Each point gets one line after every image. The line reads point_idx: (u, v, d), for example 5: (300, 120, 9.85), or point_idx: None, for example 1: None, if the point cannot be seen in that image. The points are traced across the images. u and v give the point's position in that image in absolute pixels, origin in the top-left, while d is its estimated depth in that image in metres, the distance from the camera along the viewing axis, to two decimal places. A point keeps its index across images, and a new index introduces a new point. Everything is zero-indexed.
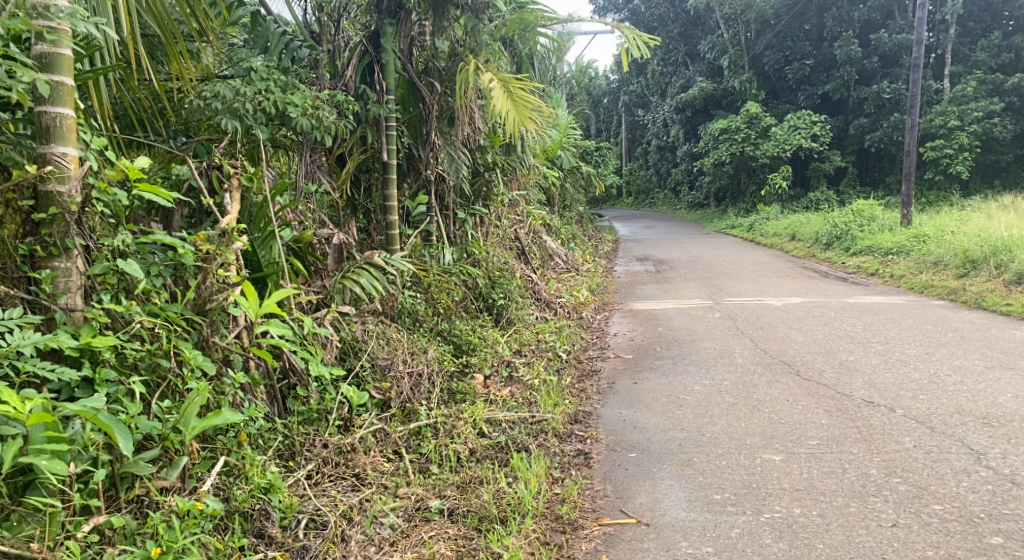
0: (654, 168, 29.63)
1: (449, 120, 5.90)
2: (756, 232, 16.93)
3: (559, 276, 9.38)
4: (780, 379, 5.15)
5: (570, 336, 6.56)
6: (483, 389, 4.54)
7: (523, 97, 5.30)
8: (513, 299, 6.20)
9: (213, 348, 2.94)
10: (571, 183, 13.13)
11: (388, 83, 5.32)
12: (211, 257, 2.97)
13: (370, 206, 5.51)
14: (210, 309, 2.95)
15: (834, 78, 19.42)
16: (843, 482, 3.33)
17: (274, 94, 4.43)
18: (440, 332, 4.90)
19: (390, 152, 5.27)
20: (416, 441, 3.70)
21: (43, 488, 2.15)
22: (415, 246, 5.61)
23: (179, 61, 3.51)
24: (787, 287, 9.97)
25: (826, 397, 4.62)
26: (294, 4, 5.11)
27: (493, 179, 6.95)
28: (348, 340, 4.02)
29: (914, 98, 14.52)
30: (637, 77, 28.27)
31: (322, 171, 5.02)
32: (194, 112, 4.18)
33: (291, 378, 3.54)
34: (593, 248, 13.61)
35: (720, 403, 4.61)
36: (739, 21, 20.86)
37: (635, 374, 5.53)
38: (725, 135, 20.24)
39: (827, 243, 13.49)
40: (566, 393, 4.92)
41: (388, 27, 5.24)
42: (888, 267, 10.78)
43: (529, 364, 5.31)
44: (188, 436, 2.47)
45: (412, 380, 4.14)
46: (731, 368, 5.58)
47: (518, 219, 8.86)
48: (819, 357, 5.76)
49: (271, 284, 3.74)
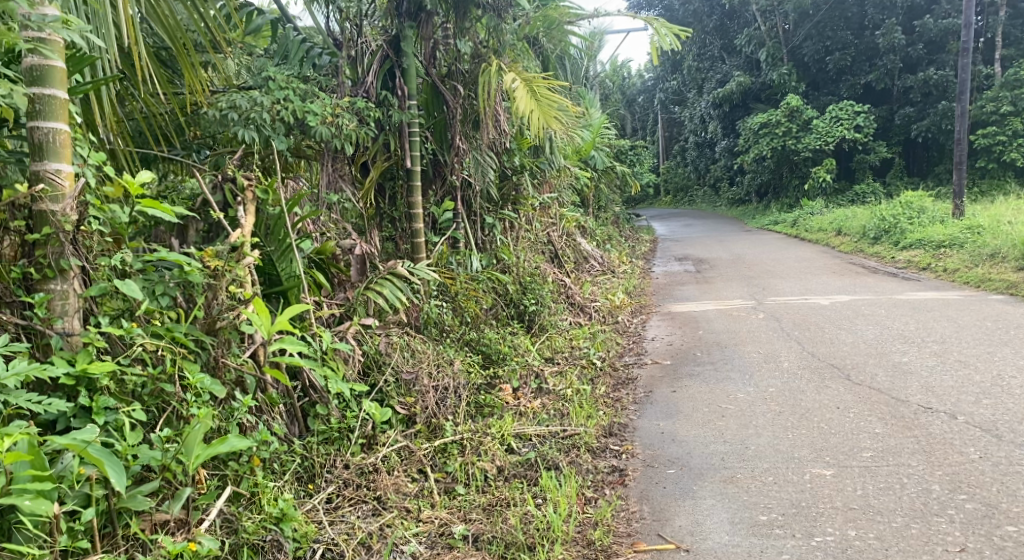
0: (692, 166, 29.18)
1: (475, 123, 5.71)
2: (800, 228, 16.46)
3: (594, 279, 9.16)
4: (828, 384, 4.87)
5: (606, 342, 6.34)
6: (513, 401, 4.37)
7: (547, 96, 5.13)
8: (545, 305, 6.03)
9: (221, 369, 2.81)
10: (605, 183, 12.89)
11: (410, 87, 5.15)
12: (220, 273, 2.84)
13: (395, 214, 5.38)
14: (220, 328, 2.82)
15: (877, 68, 18.85)
16: (902, 500, 3.06)
17: (293, 104, 4.33)
18: (468, 341, 4.79)
19: (413, 158, 5.11)
20: (442, 459, 3.54)
21: (20, 533, 2.01)
22: (442, 253, 5.46)
23: (192, 72, 3.41)
24: (834, 284, 9.60)
25: (879, 404, 4.33)
26: (317, 12, 5.01)
27: (522, 182, 6.78)
28: (371, 354, 3.87)
29: (964, 83, 13.96)
30: (672, 74, 27.88)
31: (345, 181, 4.88)
32: (211, 124, 4.14)
33: (312, 397, 3.40)
34: (629, 248, 13.34)
35: (764, 413, 4.36)
36: (776, 13, 20.38)
37: (674, 381, 5.30)
38: (765, 129, 19.75)
39: (875, 237, 13.02)
40: (600, 404, 4.71)
41: (408, 30, 5.07)
42: (940, 261, 10.34)
43: (561, 373, 5.12)
44: (190, 467, 2.34)
45: (438, 394, 3.99)
46: (775, 373, 5.31)
47: (551, 222, 8.68)
48: (870, 360, 5.46)
49: (290, 298, 3.63)
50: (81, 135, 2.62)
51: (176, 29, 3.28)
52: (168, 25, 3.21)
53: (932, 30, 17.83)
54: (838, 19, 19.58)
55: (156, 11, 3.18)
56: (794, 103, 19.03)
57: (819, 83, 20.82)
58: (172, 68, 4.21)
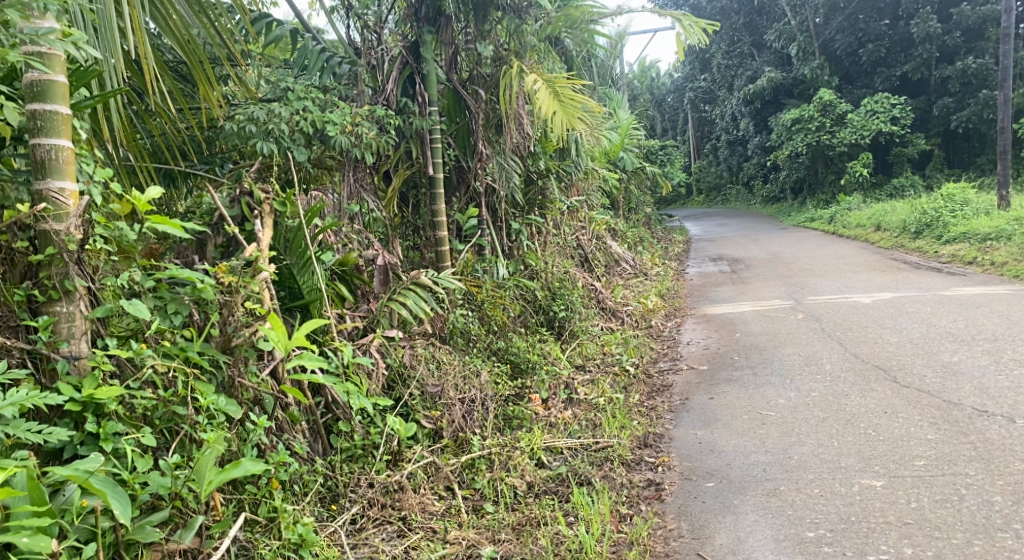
0: (723, 165, 28.75)
1: (497, 127, 5.61)
2: (837, 224, 16.05)
3: (626, 282, 8.96)
4: (874, 387, 4.65)
5: (639, 347, 6.17)
6: (543, 411, 4.24)
7: (571, 96, 5.00)
8: (575, 311, 5.89)
9: (237, 388, 2.72)
10: (635, 184, 12.68)
11: (431, 93, 5.03)
12: (239, 289, 2.74)
13: (419, 223, 5.30)
14: (236, 346, 2.72)
15: (912, 58, 18.37)
16: (962, 514, 2.85)
17: (312, 114, 4.26)
18: (496, 351, 4.70)
19: (435, 165, 5.02)
20: (470, 475, 3.43)
21: None
22: (468, 261, 5.35)
23: (210, 88, 3.35)
24: (876, 281, 9.29)
25: (930, 407, 4.11)
26: (338, 22, 5.01)
27: (548, 187, 6.64)
28: (395, 367, 3.77)
29: (1006, 70, 13.52)
30: (701, 72, 27.51)
31: (368, 192, 4.80)
32: (229, 137, 4.08)
33: (335, 412, 3.30)
34: (662, 250, 13.10)
35: (808, 419, 4.15)
36: (806, 7, 20.00)
37: (711, 387, 5.10)
38: (797, 125, 19.37)
39: (916, 232, 12.62)
40: (634, 413, 4.55)
41: (427, 35, 4.99)
42: (987, 254, 9.96)
43: (593, 381, 4.97)
44: (202, 494, 2.26)
45: (465, 407, 3.88)
46: (816, 377, 5.08)
47: (580, 226, 8.53)
48: (918, 360, 5.22)
49: (312, 312, 3.58)
50: (87, 152, 2.56)
51: (190, 43, 3.21)
52: (181, 39, 3.14)
53: (970, 17, 17.32)
54: (871, 11, 19.15)
55: (169, 25, 3.11)
56: (828, 98, 18.62)
57: (852, 76, 20.37)
58: (189, 81, 4.16)
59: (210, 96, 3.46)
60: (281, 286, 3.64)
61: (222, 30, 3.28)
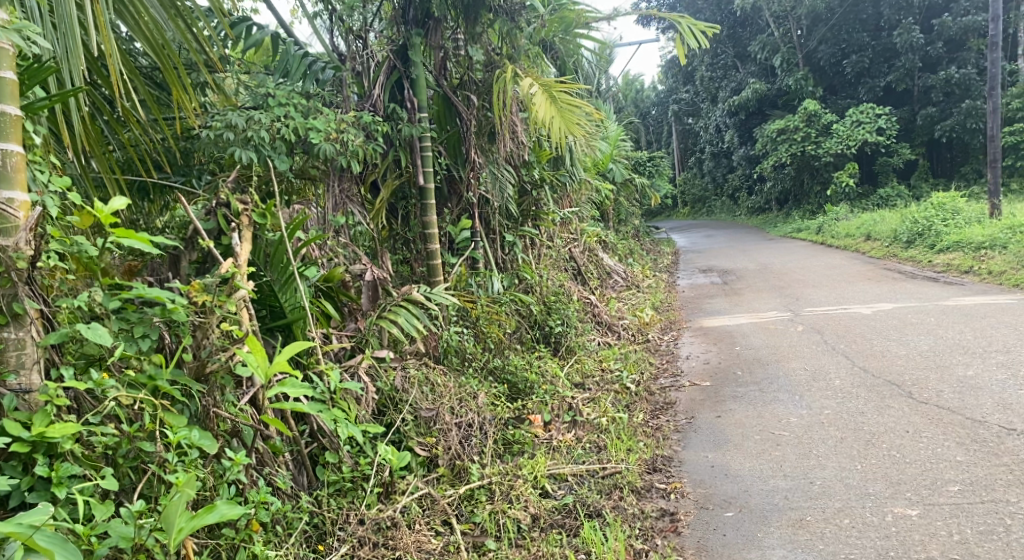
0: (709, 176, 28.70)
1: (490, 136, 5.40)
2: (826, 234, 15.93)
3: (619, 295, 8.74)
4: (889, 403, 4.45)
5: (639, 363, 5.93)
6: (544, 434, 4.00)
7: (568, 102, 4.76)
8: (572, 326, 5.69)
9: (212, 420, 2.46)
10: (624, 196, 12.50)
11: (420, 100, 4.80)
12: (217, 308, 2.48)
13: (409, 235, 5.04)
14: (211, 373, 2.46)
15: (896, 69, 18.38)
16: (1011, 548, 2.69)
17: (294, 120, 4.04)
18: (493, 370, 4.47)
19: (425, 175, 4.76)
20: (469, 508, 3.18)
21: None
22: (461, 275, 5.10)
23: (185, 96, 3.11)
24: (873, 291, 9.13)
25: (953, 425, 3.92)
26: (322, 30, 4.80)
27: (542, 198, 6.38)
28: (385, 391, 3.53)
29: (993, 79, 13.46)
30: (685, 84, 27.48)
31: (355, 203, 4.54)
32: (206, 146, 3.83)
33: (320, 441, 3.04)
34: (652, 262, 12.91)
35: (824, 439, 3.93)
36: (790, 19, 20.00)
37: (717, 404, 4.87)
38: (783, 135, 19.34)
39: (908, 241, 12.47)
40: (639, 434, 4.30)
41: (415, 38, 4.77)
42: (982, 263, 9.83)
43: (594, 400, 4.72)
44: (171, 545, 1.98)
45: (462, 432, 3.63)
46: (827, 392, 4.87)
47: (572, 237, 8.33)
48: (931, 374, 5.00)
49: (295, 332, 3.35)
50: (40, 160, 2.29)
51: (164, 48, 2.97)
52: (154, 41, 2.90)
53: (952, 28, 17.34)
54: (854, 22, 19.05)
55: (140, 25, 2.87)
56: (813, 108, 18.60)
57: (837, 87, 20.35)
58: (164, 88, 3.84)
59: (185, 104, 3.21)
60: (262, 304, 3.39)
61: (198, 33, 3.05)
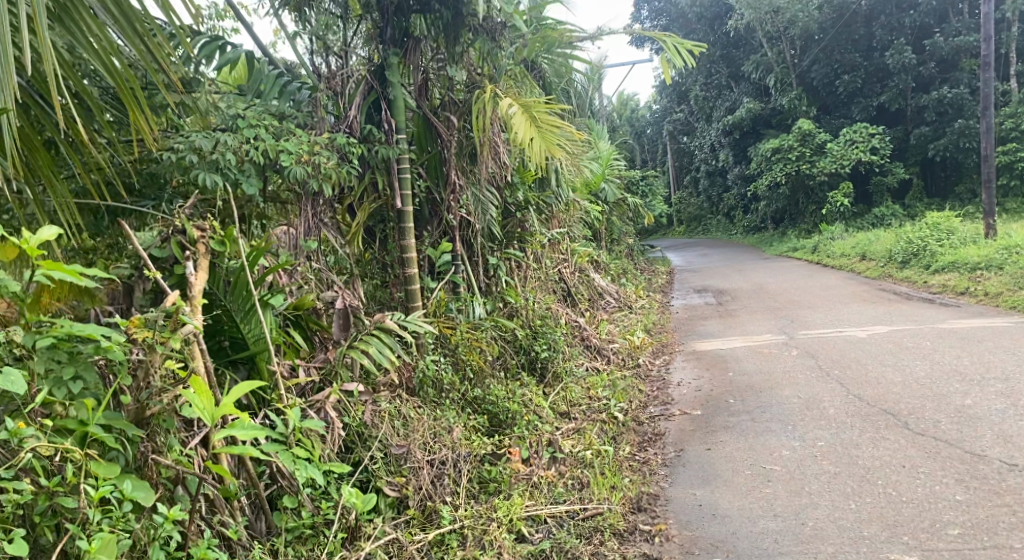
0: (704, 195, 28.61)
1: (472, 156, 5.21)
2: (821, 254, 15.80)
3: (610, 318, 8.56)
4: (885, 434, 4.27)
5: (627, 390, 5.73)
6: (524, 469, 3.81)
7: (550, 122, 4.62)
8: (559, 351, 5.52)
9: (151, 469, 2.31)
10: (617, 216, 12.35)
11: (397, 120, 4.67)
12: (160, 346, 2.33)
13: (387, 260, 4.88)
14: (151, 416, 2.31)
15: (888, 89, 18.34)
16: None
17: (264, 142, 3.88)
18: (473, 400, 4.29)
19: (404, 198, 4.61)
20: (439, 555, 3.01)
21: None
22: (440, 301, 4.90)
23: (143, 118, 2.98)
24: (868, 312, 8.97)
25: (951, 459, 3.75)
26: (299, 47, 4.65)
27: (527, 220, 6.20)
28: (353, 427, 3.35)
29: (985, 99, 13.38)
30: (679, 104, 27.47)
31: (329, 229, 4.40)
32: (167, 168, 3.64)
33: (280, 483, 2.90)
34: (646, 282, 12.72)
35: (817, 475, 3.75)
36: (783, 39, 20.00)
37: (707, 436, 4.67)
38: (778, 155, 19.31)
39: (903, 261, 12.32)
40: (625, 469, 4.12)
41: (393, 57, 4.63)
42: (978, 284, 9.70)
43: (579, 431, 4.53)
44: None
45: (434, 471, 3.46)
46: (820, 422, 4.68)
47: (562, 258, 8.15)
48: (928, 403, 4.83)
49: (258, 365, 3.18)
50: None
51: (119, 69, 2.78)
52: (109, 64, 2.74)
53: (943, 49, 17.30)
54: (846, 42, 19.02)
55: (93, 46, 2.69)
56: (807, 128, 18.55)
57: (830, 107, 20.31)
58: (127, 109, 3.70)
59: (142, 126, 3.07)
60: (221, 336, 3.22)
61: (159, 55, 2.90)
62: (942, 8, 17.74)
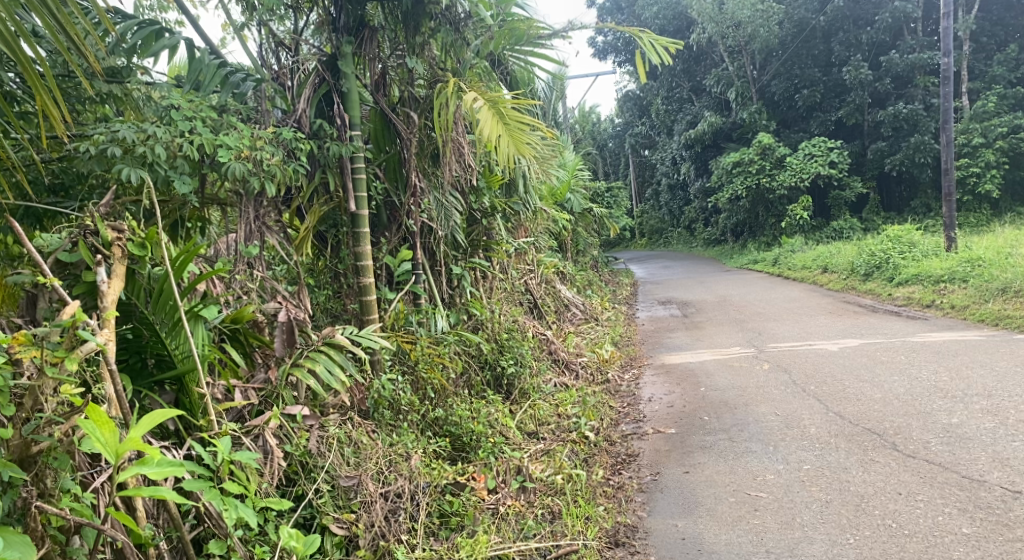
0: (666, 207, 28.57)
1: (434, 157, 4.83)
2: (782, 266, 15.74)
3: (577, 330, 8.24)
4: (872, 455, 4.04)
5: (597, 407, 5.38)
6: (489, 499, 3.47)
7: (518, 118, 4.27)
8: (526, 366, 5.18)
9: (35, 517, 1.91)
10: (582, 226, 12.07)
11: (352, 115, 4.25)
12: (52, 367, 1.96)
13: (340, 268, 4.48)
14: (38, 453, 1.92)
15: (846, 104, 18.44)
16: None
17: (201, 135, 3.46)
18: (434, 421, 3.92)
19: (357, 200, 4.20)
20: None
21: None
22: (399, 312, 4.54)
23: (52, 106, 2.50)
24: (836, 325, 8.80)
25: (949, 484, 3.53)
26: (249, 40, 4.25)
27: (493, 226, 5.85)
28: (296, 456, 2.98)
29: (944, 114, 13.45)
30: (641, 117, 27.42)
31: (274, 233, 4.01)
32: (85, 163, 3.24)
33: (207, 525, 2.51)
34: (611, 293, 12.45)
35: (808, 503, 3.49)
36: (743, 54, 20.04)
37: (685, 457, 4.34)
38: (739, 168, 19.30)
39: (866, 274, 12.26)
40: (599, 496, 3.79)
41: (346, 46, 4.22)
42: (943, 297, 9.62)
43: (549, 453, 4.18)
44: None
45: (387, 506, 3.11)
46: (803, 442, 4.41)
47: (527, 269, 7.80)
48: (913, 421, 4.59)
49: (187, 387, 2.79)
50: None
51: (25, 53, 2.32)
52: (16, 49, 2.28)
53: (899, 65, 17.47)
54: (805, 58, 19.17)
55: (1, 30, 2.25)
56: (767, 141, 18.57)
57: (790, 122, 20.43)
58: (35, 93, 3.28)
59: (57, 121, 2.61)
60: (144, 353, 2.81)
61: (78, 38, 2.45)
62: (898, 26, 17.93)
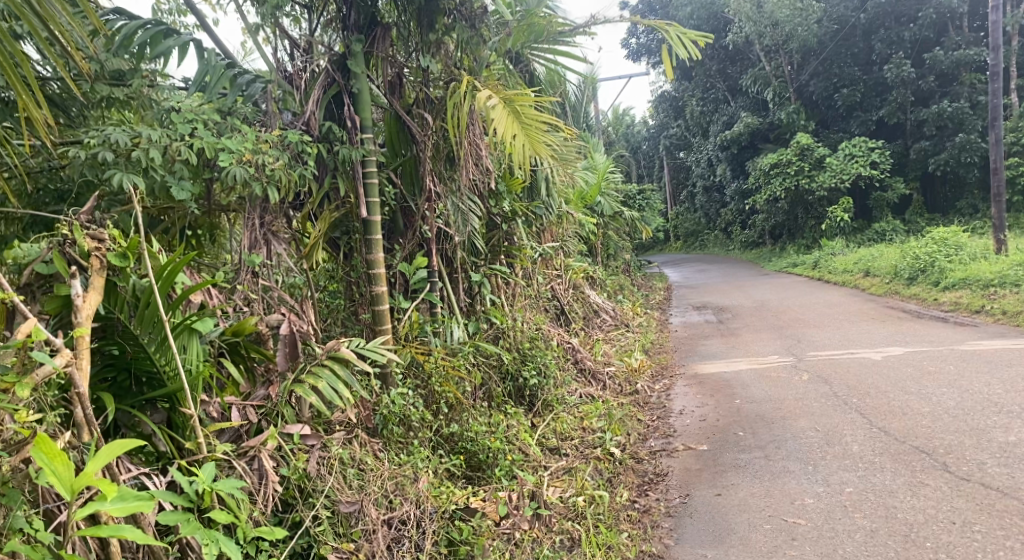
0: (702, 209, 28.04)
1: (451, 160, 4.62)
2: (821, 270, 15.24)
3: (606, 337, 7.95)
4: (923, 477, 3.73)
5: (624, 421, 5.11)
6: (504, 523, 3.24)
7: (534, 118, 4.07)
8: (549, 376, 4.94)
9: None
10: (613, 230, 11.75)
11: (363, 117, 4.04)
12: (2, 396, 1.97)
13: (353, 276, 4.30)
14: None
15: (888, 103, 17.77)
16: None
17: (202, 139, 3.32)
18: (448, 437, 3.71)
19: (369, 206, 3.96)
20: None
21: None
22: (414, 321, 4.33)
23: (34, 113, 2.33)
24: (880, 332, 8.39)
25: (1008, 513, 3.24)
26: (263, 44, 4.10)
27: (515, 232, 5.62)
28: (293, 480, 2.78)
29: (993, 113, 12.87)
30: (675, 118, 26.94)
31: (282, 240, 3.84)
32: (78, 167, 3.15)
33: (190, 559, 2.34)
34: (643, 299, 12.10)
35: (851, 531, 3.22)
36: (780, 53, 19.55)
37: (718, 477, 4.05)
38: (777, 169, 18.80)
39: (910, 278, 11.75)
40: (623, 521, 3.54)
41: (356, 45, 4.02)
42: (994, 302, 9.13)
43: (571, 472, 3.94)
44: None
45: (391, 533, 2.91)
46: (845, 460, 4.11)
47: (553, 274, 7.55)
48: (966, 438, 4.26)
49: (178, 405, 2.62)
50: None
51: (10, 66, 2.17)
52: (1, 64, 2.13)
53: (944, 62, 16.86)
54: (846, 56, 18.52)
55: None
56: (805, 141, 18.05)
57: (829, 121, 19.88)
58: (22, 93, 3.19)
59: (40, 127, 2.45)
60: (132, 370, 2.64)
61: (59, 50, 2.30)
62: (942, 21, 17.30)
